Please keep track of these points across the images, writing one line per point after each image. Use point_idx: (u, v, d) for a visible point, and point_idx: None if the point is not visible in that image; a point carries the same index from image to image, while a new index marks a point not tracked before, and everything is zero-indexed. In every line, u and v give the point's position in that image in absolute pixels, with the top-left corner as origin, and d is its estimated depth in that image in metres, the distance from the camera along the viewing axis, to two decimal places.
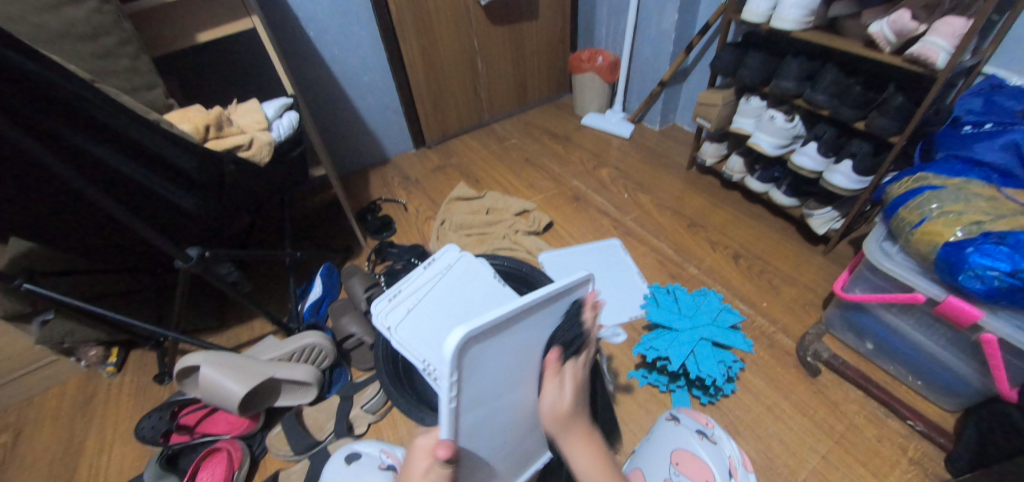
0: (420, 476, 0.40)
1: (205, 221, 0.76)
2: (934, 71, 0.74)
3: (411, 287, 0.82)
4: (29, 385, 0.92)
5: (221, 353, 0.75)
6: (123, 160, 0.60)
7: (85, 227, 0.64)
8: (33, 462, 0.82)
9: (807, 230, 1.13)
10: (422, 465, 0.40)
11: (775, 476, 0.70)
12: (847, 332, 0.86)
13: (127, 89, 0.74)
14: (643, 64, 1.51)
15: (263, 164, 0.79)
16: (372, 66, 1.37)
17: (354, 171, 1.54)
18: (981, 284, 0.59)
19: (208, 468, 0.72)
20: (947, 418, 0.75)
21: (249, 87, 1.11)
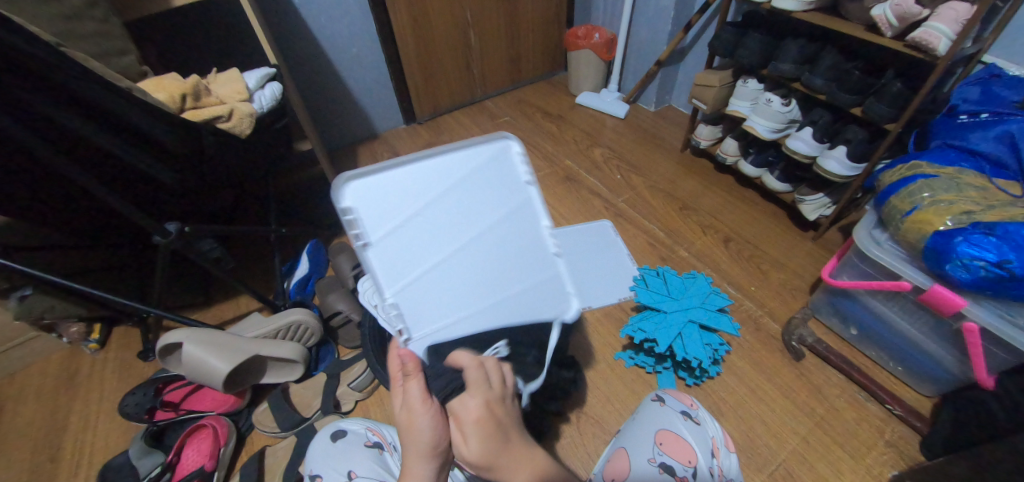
0: (402, 416, 0.44)
1: (185, 195, 0.73)
2: (935, 57, 0.72)
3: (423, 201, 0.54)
4: (10, 362, 0.90)
5: (205, 331, 0.74)
6: (95, 130, 0.57)
7: (58, 198, 0.61)
8: (16, 438, 0.81)
9: (798, 215, 1.13)
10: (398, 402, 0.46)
11: (756, 456, 0.72)
12: (832, 318, 0.87)
13: (98, 54, 0.70)
14: (641, 42, 1.47)
15: (246, 137, 0.76)
16: (361, 37, 1.31)
17: (343, 146, 1.50)
18: (966, 274, 0.60)
19: (194, 445, 0.74)
20: (924, 402, 0.77)
21: (230, 56, 1.06)
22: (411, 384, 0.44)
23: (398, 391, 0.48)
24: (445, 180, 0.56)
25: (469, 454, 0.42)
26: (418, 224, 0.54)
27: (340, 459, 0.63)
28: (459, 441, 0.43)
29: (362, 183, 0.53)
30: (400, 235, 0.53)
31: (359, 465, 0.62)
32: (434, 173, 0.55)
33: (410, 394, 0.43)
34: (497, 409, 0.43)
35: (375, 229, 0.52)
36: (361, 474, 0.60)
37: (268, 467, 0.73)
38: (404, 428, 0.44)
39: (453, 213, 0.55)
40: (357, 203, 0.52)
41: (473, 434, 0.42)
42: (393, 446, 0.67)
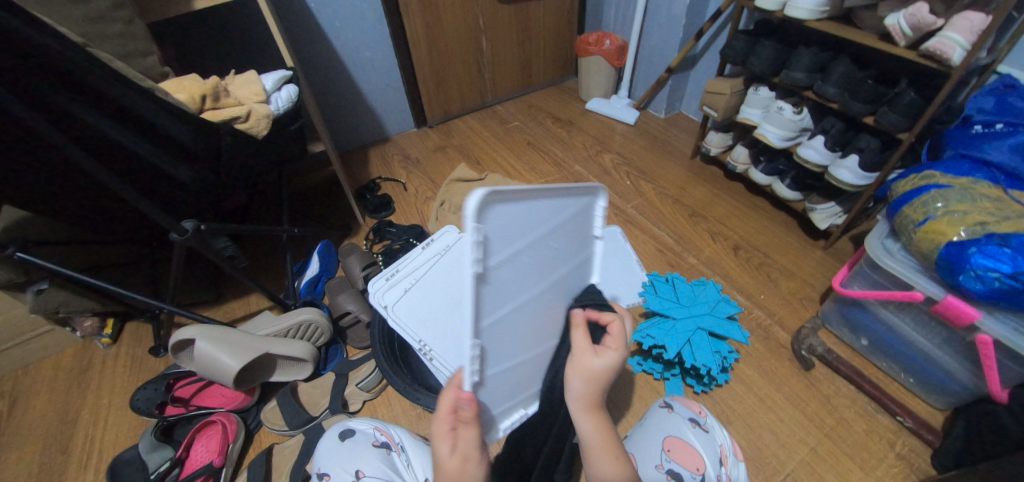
0: (448, 460, 0.41)
1: (202, 193, 0.74)
2: (948, 67, 0.72)
3: (537, 241, 0.42)
4: (25, 355, 0.92)
5: (217, 328, 0.75)
6: (116, 127, 0.58)
7: (79, 195, 0.63)
8: (29, 430, 0.83)
9: (809, 224, 1.12)
10: (446, 446, 0.41)
11: (764, 466, 0.71)
12: (843, 328, 0.87)
13: (122, 55, 0.72)
14: (652, 49, 1.48)
15: (261, 137, 0.77)
16: (375, 41, 1.33)
17: (354, 148, 1.52)
18: (980, 285, 0.59)
19: (203, 441, 0.74)
20: (936, 416, 0.76)
21: (247, 58, 1.08)
22: (465, 430, 0.41)
23: (442, 439, 0.41)
24: (556, 218, 0.44)
25: (599, 365, 0.46)
26: (529, 262, 0.42)
27: (347, 458, 0.63)
28: (589, 349, 0.46)
29: (500, 197, 0.35)
30: (515, 273, 0.40)
31: (366, 464, 0.62)
32: (552, 208, 0.43)
33: (463, 442, 0.41)
34: (612, 373, 0.47)
35: (495, 256, 0.37)
36: (368, 473, 0.61)
37: (275, 464, 0.73)
38: (450, 474, 0.40)
39: (554, 257, 0.46)
40: (488, 220, 0.35)
41: (608, 359, 0.46)
42: (399, 446, 0.67)
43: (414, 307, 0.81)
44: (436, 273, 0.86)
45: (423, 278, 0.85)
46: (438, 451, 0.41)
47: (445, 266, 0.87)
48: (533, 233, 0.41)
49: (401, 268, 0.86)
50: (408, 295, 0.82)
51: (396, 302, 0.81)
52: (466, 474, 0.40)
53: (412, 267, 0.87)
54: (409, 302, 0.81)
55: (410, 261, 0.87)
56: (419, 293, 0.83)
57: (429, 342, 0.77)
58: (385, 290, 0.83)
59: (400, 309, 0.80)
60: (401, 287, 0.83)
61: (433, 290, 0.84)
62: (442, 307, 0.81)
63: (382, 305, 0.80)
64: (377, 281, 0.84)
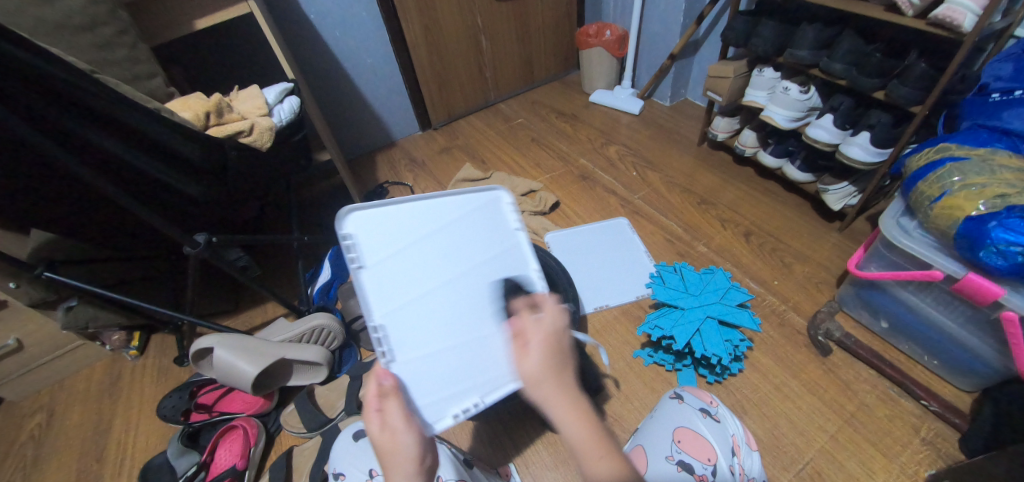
0: (380, 437, 0.41)
1: (211, 206, 0.77)
2: (960, 34, 0.69)
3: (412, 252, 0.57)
4: (59, 369, 0.97)
5: (233, 336, 0.77)
6: (125, 147, 0.61)
7: (94, 216, 0.66)
8: (67, 440, 0.87)
9: (823, 205, 1.09)
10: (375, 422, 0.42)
11: (782, 455, 0.70)
12: (861, 311, 0.84)
13: (129, 78, 0.75)
14: (653, 37, 1.46)
15: (266, 149, 0.79)
16: (374, 48, 1.35)
17: (362, 155, 1.54)
18: (1003, 261, 0.56)
19: (226, 445, 0.77)
20: (963, 399, 0.73)
21: (251, 72, 1.11)
22: (388, 405, 0.43)
23: (371, 421, 0.42)
24: (431, 223, 0.59)
25: (529, 367, 0.38)
26: (408, 255, 0.56)
27: (362, 458, 0.65)
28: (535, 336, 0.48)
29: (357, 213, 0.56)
30: (399, 259, 0.56)
31: (380, 463, 0.63)
32: (419, 218, 0.59)
33: (389, 415, 0.42)
34: (563, 337, 0.40)
35: (371, 255, 0.55)
36: (382, 472, 0.62)
37: (295, 466, 0.75)
38: (382, 448, 0.41)
39: (455, 247, 0.59)
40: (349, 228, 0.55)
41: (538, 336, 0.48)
42: None
43: (397, 280, 0.55)
44: (444, 244, 0.59)
45: (422, 249, 0.57)
46: (370, 429, 0.42)
47: (460, 239, 0.59)
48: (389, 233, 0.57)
49: (405, 217, 0.58)
50: (394, 268, 0.55)
51: (377, 263, 0.55)
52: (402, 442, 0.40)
53: (423, 224, 0.59)
54: (389, 277, 0.55)
55: (422, 216, 0.59)
56: (411, 266, 0.56)
57: (389, 328, 0.53)
58: (372, 226, 0.56)
59: (377, 280, 0.54)
60: (393, 247, 0.56)
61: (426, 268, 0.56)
62: (426, 292, 0.55)
63: (354, 252, 0.54)
64: (367, 209, 0.57)
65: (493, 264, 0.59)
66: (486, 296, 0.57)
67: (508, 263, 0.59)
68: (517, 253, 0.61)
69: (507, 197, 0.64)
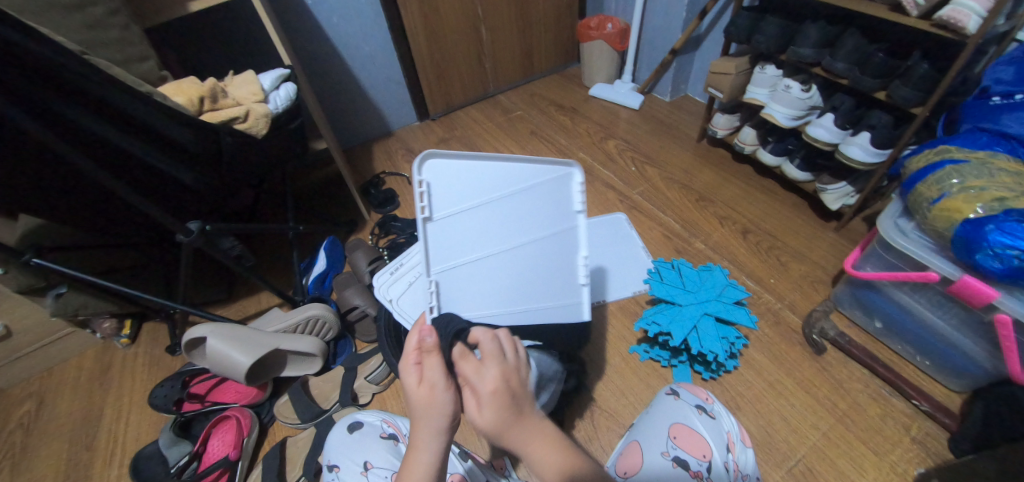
0: (418, 391, 0.41)
1: (205, 194, 0.75)
2: (963, 36, 0.68)
3: (481, 217, 0.55)
4: (48, 357, 0.95)
5: (229, 325, 0.77)
6: (114, 130, 0.59)
7: (84, 202, 0.64)
8: (57, 428, 0.86)
9: (820, 205, 1.09)
10: (412, 379, 0.42)
11: (775, 452, 0.70)
12: (855, 310, 0.85)
13: (120, 61, 0.72)
14: (656, 31, 1.44)
15: (261, 137, 0.77)
16: (373, 35, 1.32)
17: (359, 144, 1.52)
18: (999, 263, 0.57)
19: (219, 435, 0.77)
20: (953, 399, 0.74)
21: (246, 57, 1.09)
22: (429, 363, 0.42)
23: (408, 372, 0.42)
24: (506, 187, 0.56)
25: (485, 421, 0.39)
26: (474, 218, 0.55)
27: (356, 450, 0.64)
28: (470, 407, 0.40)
29: (438, 160, 0.51)
30: (464, 220, 0.54)
31: (375, 455, 0.63)
32: (499, 180, 0.55)
33: (429, 371, 0.41)
34: (515, 373, 0.42)
35: (439, 210, 0.52)
36: (377, 464, 0.62)
37: (289, 456, 0.75)
38: (419, 401, 0.41)
39: (517, 219, 0.58)
40: (428, 176, 0.51)
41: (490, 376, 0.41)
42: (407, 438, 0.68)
43: (455, 242, 0.55)
44: (511, 210, 0.57)
45: (490, 214, 0.56)
46: (408, 382, 0.42)
47: (528, 210, 0.59)
48: (465, 190, 0.53)
49: (481, 178, 0.54)
50: (461, 228, 0.55)
51: (444, 219, 0.53)
52: (438, 401, 0.41)
53: (498, 186, 0.55)
54: (449, 236, 0.54)
55: (501, 180, 0.55)
56: (474, 229, 0.55)
57: (441, 284, 0.55)
58: (449, 179, 0.52)
59: (440, 236, 0.54)
60: (461, 206, 0.54)
61: (489, 235, 0.56)
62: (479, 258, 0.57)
63: (425, 202, 0.51)
64: (451, 164, 0.52)
65: (551, 239, 0.62)
66: (535, 268, 0.61)
67: (560, 246, 0.63)
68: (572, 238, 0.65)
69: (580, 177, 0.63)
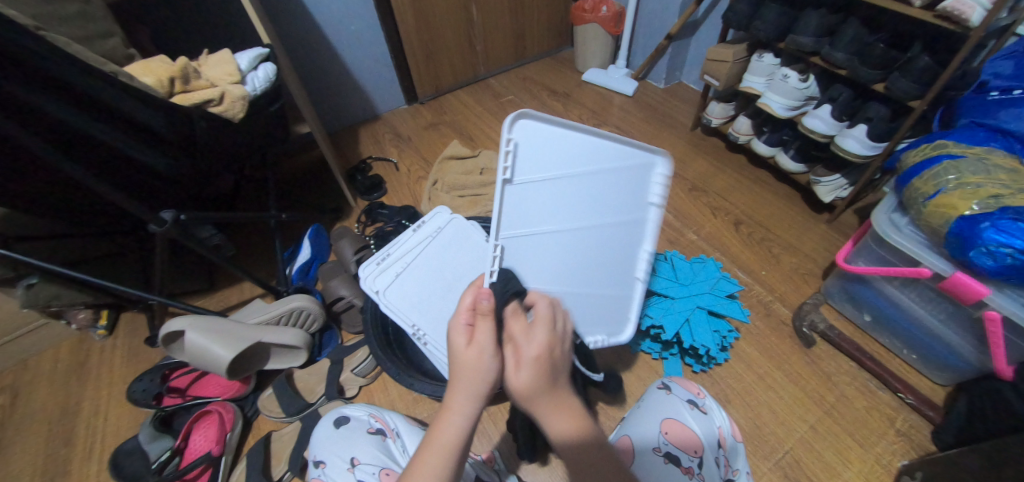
0: (467, 353, 0.39)
1: (179, 181, 0.71)
2: (966, 28, 0.67)
3: (558, 190, 0.54)
4: (20, 349, 0.91)
5: (207, 318, 0.74)
6: (76, 114, 0.55)
7: (46, 190, 0.60)
8: (32, 423, 0.83)
9: (813, 196, 1.09)
10: (461, 342, 0.40)
11: (763, 444, 0.71)
12: (845, 304, 0.85)
13: (81, 37, 0.67)
14: (652, 15, 1.40)
15: (238, 121, 0.72)
16: (358, 13, 1.26)
17: (345, 128, 1.47)
18: (992, 261, 0.56)
19: (201, 431, 0.74)
20: (937, 391, 0.76)
21: (222, 35, 1.02)
22: (481, 327, 0.40)
23: (459, 332, 0.41)
24: (590, 166, 0.54)
25: (521, 383, 0.37)
26: (548, 192, 0.54)
27: (343, 447, 0.63)
28: (509, 369, 0.38)
29: (529, 123, 0.49)
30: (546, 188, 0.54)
31: (362, 451, 0.61)
32: (583, 154, 0.52)
33: (481, 334, 0.39)
34: (555, 344, 0.39)
35: (522, 172, 0.52)
36: (364, 460, 0.60)
37: (274, 452, 0.74)
38: (463, 362, 0.39)
39: (591, 200, 0.56)
40: (516, 135, 0.49)
41: (529, 360, 0.37)
42: (395, 433, 0.67)
43: (528, 211, 0.55)
44: (590, 189, 0.55)
45: (568, 188, 0.55)
46: (455, 345, 0.41)
47: (605, 193, 0.57)
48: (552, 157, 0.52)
49: (568, 146, 0.52)
50: (536, 198, 0.55)
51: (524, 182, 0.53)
52: (484, 365, 0.39)
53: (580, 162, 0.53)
54: (524, 200, 0.54)
55: (594, 151, 0.53)
56: (548, 201, 0.55)
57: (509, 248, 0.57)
58: (540, 141, 0.51)
59: (514, 201, 0.54)
60: (544, 175, 0.53)
61: (562, 212, 0.56)
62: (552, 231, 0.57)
63: (509, 162, 0.50)
64: (543, 124, 0.50)
65: (621, 228, 0.61)
66: (596, 252, 0.61)
67: (623, 235, 0.62)
68: (640, 229, 0.62)
69: (662, 168, 0.58)
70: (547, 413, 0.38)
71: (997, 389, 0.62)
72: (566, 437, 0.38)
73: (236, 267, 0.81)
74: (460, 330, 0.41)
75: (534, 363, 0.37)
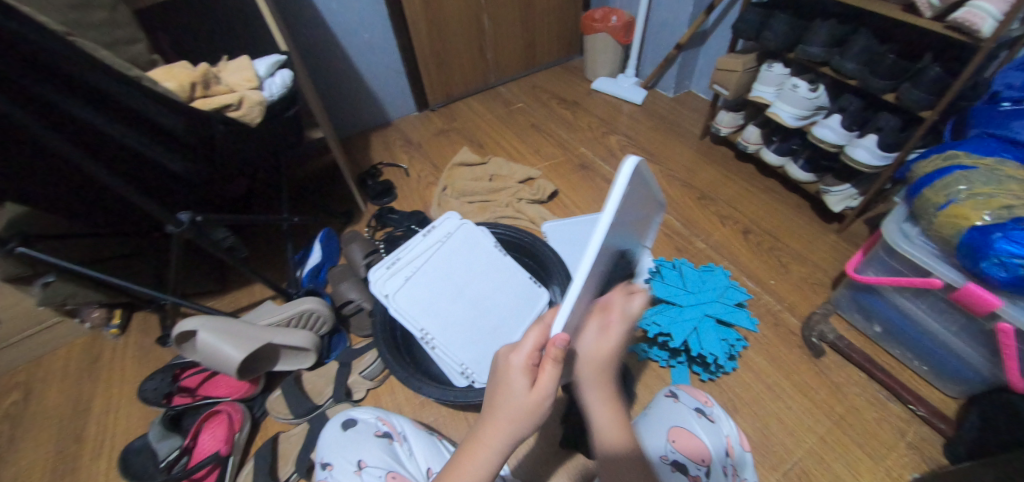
0: (528, 394, 0.39)
1: (196, 183, 0.73)
2: (977, 39, 0.67)
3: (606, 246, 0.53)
4: (35, 345, 0.93)
5: (220, 318, 0.75)
6: (101, 117, 0.57)
7: (69, 190, 0.62)
8: (44, 418, 0.85)
9: (822, 206, 1.08)
10: (521, 384, 0.40)
11: (771, 455, 0.70)
12: (855, 314, 0.85)
13: (107, 43, 0.70)
14: (661, 25, 1.42)
15: (255, 125, 0.74)
16: (371, 21, 1.29)
17: (356, 133, 1.49)
18: (1004, 272, 0.56)
19: (210, 430, 0.75)
20: (949, 405, 0.75)
21: (240, 42, 1.05)
22: (547, 369, 0.39)
23: (520, 372, 0.40)
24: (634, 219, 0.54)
25: (601, 354, 0.43)
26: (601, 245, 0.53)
27: (350, 449, 0.63)
28: (593, 340, 0.44)
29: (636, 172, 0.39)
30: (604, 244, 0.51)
31: (369, 454, 0.62)
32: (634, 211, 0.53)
33: (545, 376, 0.39)
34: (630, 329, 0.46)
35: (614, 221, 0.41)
36: (370, 463, 0.61)
37: (280, 453, 0.74)
38: (524, 402, 0.39)
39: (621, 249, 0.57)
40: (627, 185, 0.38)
41: (614, 341, 0.44)
42: (401, 436, 0.67)
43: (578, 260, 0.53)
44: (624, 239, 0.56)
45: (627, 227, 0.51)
46: (515, 385, 0.40)
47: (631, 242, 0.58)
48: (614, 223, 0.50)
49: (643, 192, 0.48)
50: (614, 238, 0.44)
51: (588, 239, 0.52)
52: (544, 407, 0.39)
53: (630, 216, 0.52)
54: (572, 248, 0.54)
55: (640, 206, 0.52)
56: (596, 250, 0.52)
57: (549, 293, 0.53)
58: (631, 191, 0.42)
59: (604, 244, 0.43)
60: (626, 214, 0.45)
61: (616, 251, 0.52)
62: None
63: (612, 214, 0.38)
64: (643, 175, 0.43)
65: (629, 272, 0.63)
66: None
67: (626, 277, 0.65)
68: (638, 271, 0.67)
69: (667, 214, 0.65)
70: (599, 403, 0.44)
71: (1011, 403, 0.61)
72: (610, 429, 0.44)
73: (248, 269, 0.82)
74: (521, 370, 0.40)
75: (616, 337, 0.44)
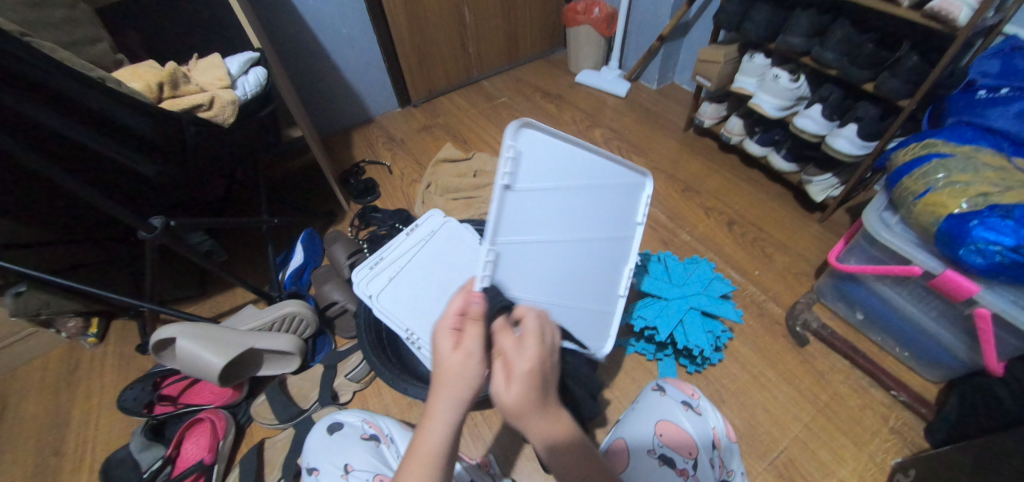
0: (451, 356, 0.39)
1: (169, 186, 0.71)
2: (953, 28, 0.67)
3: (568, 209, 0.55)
4: (9, 358, 0.90)
5: (199, 325, 0.73)
6: (62, 120, 0.54)
7: (31, 197, 0.59)
8: (20, 433, 0.82)
9: (805, 196, 1.09)
10: (445, 346, 0.40)
11: (758, 444, 0.71)
12: (838, 302, 0.86)
13: (67, 42, 0.67)
14: (644, 16, 1.41)
15: (229, 126, 0.71)
16: (349, 16, 1.26)
17: (338, 131, 1.46)
18: (981, 259, 0.57)
19: (193, 439, 0.74)
20: (929, 389, 0.76)
21: (212, 39, 1.02)
22: (469, 331, 0.39)
23: (445, 336, 0.40)
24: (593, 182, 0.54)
25: (512, 400, 0.36)
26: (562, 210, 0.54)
27: (336, 452, 0.62)
28: (500, 384, 0.37)
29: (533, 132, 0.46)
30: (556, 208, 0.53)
31: (356, 458, 0.61)
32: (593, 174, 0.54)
33: (468, 338, 0.39)
34: (548, 356, 0.39)
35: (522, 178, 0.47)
36: (357, 467, 0.60)
37: (267, 459, 0.73)
38: (447, 368, 0.38)
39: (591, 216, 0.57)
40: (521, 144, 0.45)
41: (526, 369, 0.37)
42: (389, 438, 0.66)
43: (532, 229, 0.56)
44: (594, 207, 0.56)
45: (568, 199, 0.53)
46: (439, 350, 0.40)
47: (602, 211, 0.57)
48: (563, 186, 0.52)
49: (574, 160, 0.51)
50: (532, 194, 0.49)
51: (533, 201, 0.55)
52: (469, 369, 0.38)
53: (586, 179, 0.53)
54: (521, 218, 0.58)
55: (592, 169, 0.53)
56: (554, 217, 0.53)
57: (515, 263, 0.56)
58: (541, 151, 0.47)
59: (515, 207, 0.49)
60: (545, 183, 0.50)
61: (568, 218, 0.54)
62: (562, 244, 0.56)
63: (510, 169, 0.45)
64: (553, 140, 0.48)
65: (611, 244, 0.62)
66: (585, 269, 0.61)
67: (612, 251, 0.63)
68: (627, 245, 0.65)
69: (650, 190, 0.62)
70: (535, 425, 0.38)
71: (988, 387, 0.63)
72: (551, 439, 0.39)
73: (228, 272, 0.80)
74: (446, 335, 0.40)
75: (532, 366, 0.37)
